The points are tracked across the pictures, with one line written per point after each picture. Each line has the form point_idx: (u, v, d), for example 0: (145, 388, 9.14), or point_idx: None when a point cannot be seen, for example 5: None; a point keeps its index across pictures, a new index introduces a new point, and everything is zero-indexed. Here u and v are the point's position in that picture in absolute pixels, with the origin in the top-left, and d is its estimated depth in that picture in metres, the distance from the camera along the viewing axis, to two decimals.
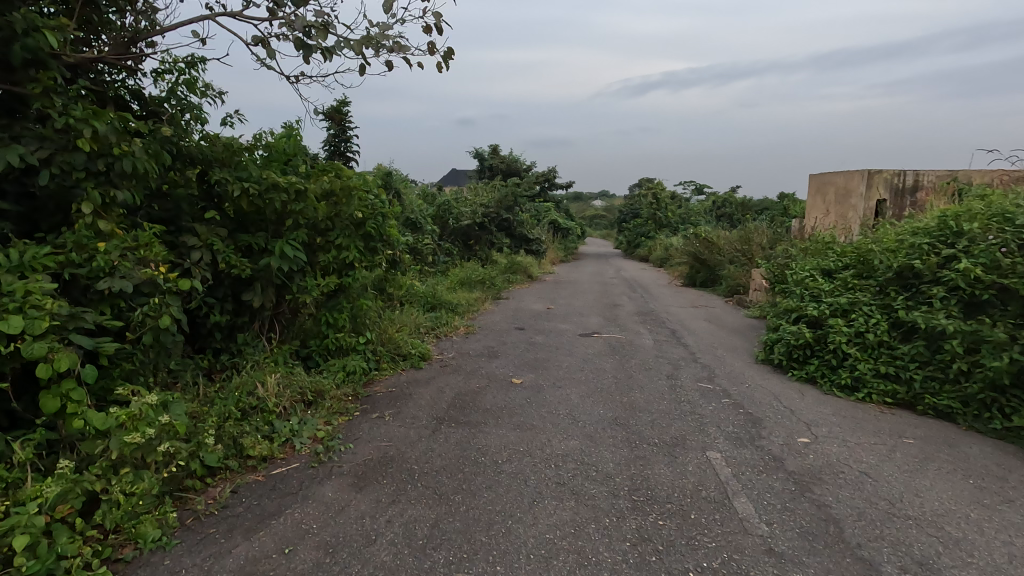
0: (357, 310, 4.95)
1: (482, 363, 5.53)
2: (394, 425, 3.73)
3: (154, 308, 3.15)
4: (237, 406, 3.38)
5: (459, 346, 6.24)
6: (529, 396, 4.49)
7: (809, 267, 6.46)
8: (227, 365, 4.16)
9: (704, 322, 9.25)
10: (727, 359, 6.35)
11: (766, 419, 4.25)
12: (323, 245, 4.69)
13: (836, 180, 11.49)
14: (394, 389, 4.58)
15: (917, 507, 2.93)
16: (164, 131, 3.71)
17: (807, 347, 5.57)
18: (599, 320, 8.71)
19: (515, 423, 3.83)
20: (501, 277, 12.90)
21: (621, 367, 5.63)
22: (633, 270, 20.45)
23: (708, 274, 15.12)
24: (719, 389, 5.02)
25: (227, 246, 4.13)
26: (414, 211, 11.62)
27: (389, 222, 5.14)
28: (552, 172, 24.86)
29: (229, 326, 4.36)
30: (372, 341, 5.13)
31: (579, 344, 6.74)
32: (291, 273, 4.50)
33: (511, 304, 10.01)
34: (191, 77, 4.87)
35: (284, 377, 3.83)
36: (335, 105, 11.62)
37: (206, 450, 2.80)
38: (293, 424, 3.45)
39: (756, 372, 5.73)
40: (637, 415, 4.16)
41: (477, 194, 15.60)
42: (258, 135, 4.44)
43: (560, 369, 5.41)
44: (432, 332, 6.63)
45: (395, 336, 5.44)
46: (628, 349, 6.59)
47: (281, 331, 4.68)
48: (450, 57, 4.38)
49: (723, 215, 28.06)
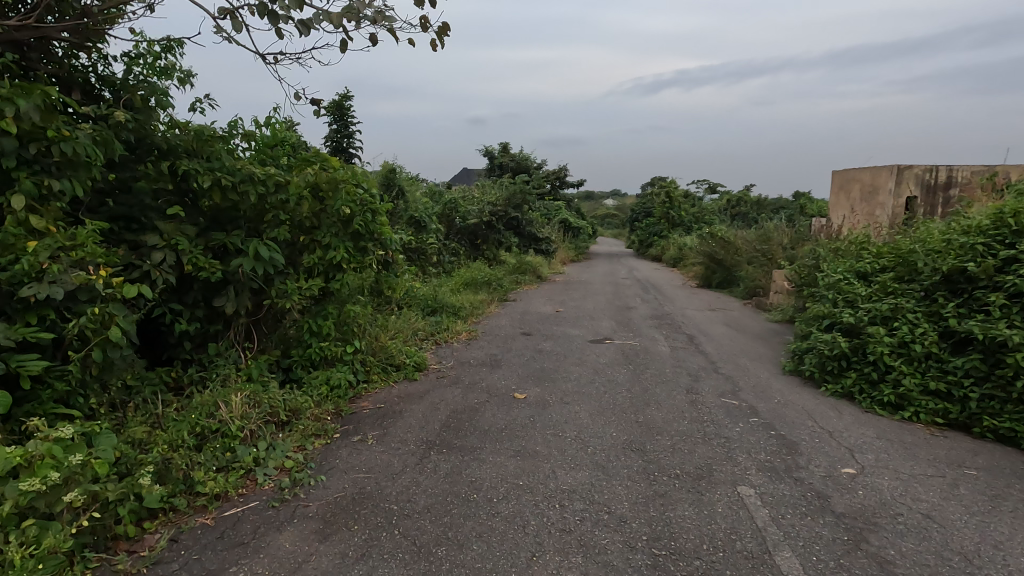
0: (345, 316, 4.50)
1: (482, 374, 5.06)
2: (377, 452, 3.27)
3: (94, 319, 2.73)
4: (192, 431, 2.95)
5: (459, 354, 5.77)
6: (533, 414, 4.01)
7: (842, 270, 5.91)
8: (195, 380, 3.74)
9: (724, 327, 8.69)
10: (752, 369, 5.82)
11: (803, 444, 3.73)
12: (306, 245, 4.24)
13: (862, 176, 10.85)
14: (383, 406, 4.12)
15: (1000, 566, 2.41)
16: (118, 117, 3.31)
17: (842, 358, 5.04)
18: (611, 324, 8.21)
19: (515, 449, 3.35)
20: (508, 278, 12.42)
21: (635, 379, 5.13)
22: (645, 270, 19.90)
23: (724, 275, 14.51)
24: (746, 406, 4.50)
25: (195, 246, 3.71)
26: (418, 210, 11.18)
27: (381, 219, 4.58)
28: (563, 170, 24.32)
29: (199, 335, 3.95)
30: (362, 350, 4.68)
31: (590, 352, 6.25)
32: (269, 276, 4.06)
33: (519, 307, 9.55)
34: (165, 63, 4.49)
35: (255, 395, 3.39)
36: (337, 100, 11.25)
37: (142, 489, 2.37)
38: (258, 451, 3.01)
39: (785, 385, 5.20)
40: (655, 438, 3.66)
41: (485, 192, 15.13)
42: (233, 123, 4.01)
43: (568, 381, 4.92)
44: (431, 339, 6.17)
45: (389, 345, 4.98)
46: (642, 357, 6.09)
47: (260, 340, 4.25)
48: (446, 33, 3.92)
49: (738, 214, 27.34)
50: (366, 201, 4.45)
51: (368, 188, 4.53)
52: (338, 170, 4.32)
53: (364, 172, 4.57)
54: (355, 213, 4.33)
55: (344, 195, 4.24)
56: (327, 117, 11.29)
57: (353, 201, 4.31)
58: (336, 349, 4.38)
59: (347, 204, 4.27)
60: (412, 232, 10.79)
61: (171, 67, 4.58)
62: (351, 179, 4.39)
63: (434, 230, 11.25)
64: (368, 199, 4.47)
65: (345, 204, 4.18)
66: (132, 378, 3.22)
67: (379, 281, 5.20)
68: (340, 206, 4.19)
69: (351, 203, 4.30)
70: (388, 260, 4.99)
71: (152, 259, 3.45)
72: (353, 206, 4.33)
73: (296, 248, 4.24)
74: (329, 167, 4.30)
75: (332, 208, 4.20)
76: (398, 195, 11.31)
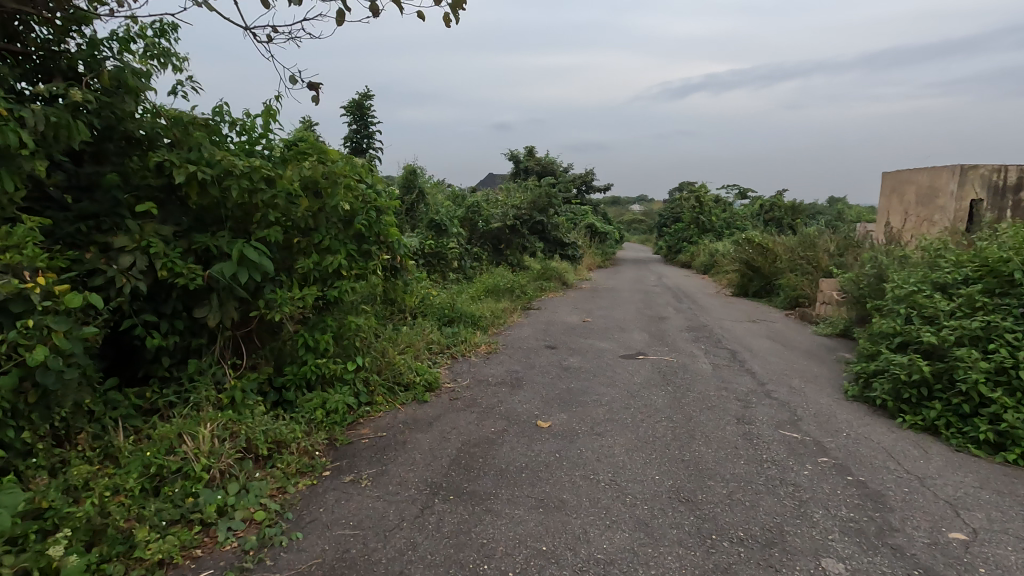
0: (346, 330, 3.98)
1: (502, 395, 4.49)
2: (370, 499, 2.70)
3: (27, 334, 2.26)
4: (146, 472, 2.45)
5: (476, 370, 5.21)
6: (558, 448, 3.42)
7: (914, 281, 5.16)
8: (170, 403, 3.26)
9: (768, 341, 7.94)
10: (809, 393, 5.11)
11: (892, 496, 3.04)
12: (303, 248, 3.74)
13: (918, 177, 9.94)
14: (385, 434, 3.57)
15: None
16: (77, 97, 2.86)
17: (923, 385, 4.30)
18: (644, 337, 7.54)
19: (538, 498, 2.76)
20: (532, 285, 11.84)
21: (676, 404, 4.49)
22: (676, 277, 19.07)
23: (762, 284, 13.66)
24: (811, 441, 3.82)
25: (172, 249, 3.24)
26: (439, 213, 10.69)
27: (387, 219, 4.06)
28: (590, 173, 23.65)
29: (180, 350, 3.48)
30: (365, 367, 4.16)
31: (623, 369, 5.60)
32: (259, 284, 3.57)
33: (543, 316, 8.94)
34: (153, 45, 4.06)
35: (230, 425, 2.89)
36: (357, 99, 10.90)
37: (57, 562, 1.86)
38: (225, 497, 2.50)
39: (852, 415, 4.49)
40: (706, 484, 3.03)
41: (509, 195, 14.58)
42: (219, 107, 3.59)
43: (599, 406, 4.31)
44: (446, 352, 5.62)
45: (398, 361, 4.44)
46: (682, 376, 5.43)
47: (251, 355, 3.76)
48: (461, 6, 3.37)
49: (773, 219, 26.23)
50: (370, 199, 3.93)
51: (373, 184, 4.02)
52: (340, 164, 3.82)
53: (370, 166, 4.07)
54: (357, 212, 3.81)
55: (345, 191, 3.74)
56: (346, 118, 10.91)
57: (355, 199, 3.80)
58: (335, 366, 3.87)
59: (348, 201, 3.77)
60: (432, 237, 10.30)
61: (166, 55, 4.20)
62: (354, 174, 3.89)
63: (455, 234, 10.73)
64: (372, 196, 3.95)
65: (344, 201, 3.67)
66: (90, 403, 2.76)
67: (388, 289, 4.67)
68: (340, 204, 3.68)
69: (352, 200, 3.79)
70: (398, 265, 4.46)
71: (119, 263, 2.99)
72: (355, 204, 3.81)
73: (291, 251, 3.75)
74: (330, 161, 3.80)
75: (330, 206, 3.69)
76: (418, 197, 11.01)
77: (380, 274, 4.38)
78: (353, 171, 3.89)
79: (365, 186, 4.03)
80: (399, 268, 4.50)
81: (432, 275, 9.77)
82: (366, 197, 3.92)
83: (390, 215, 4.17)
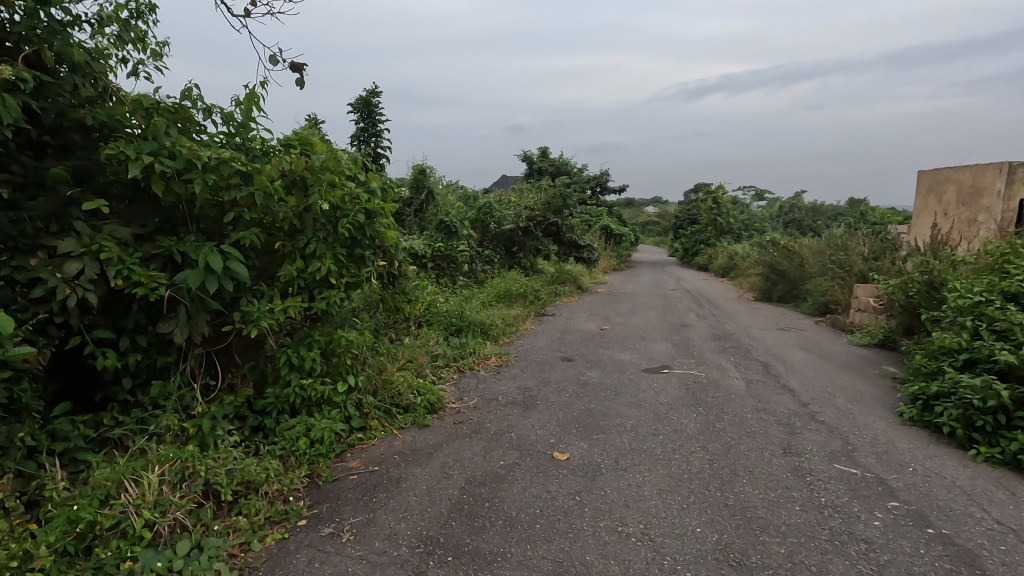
0: (335, 347, 3.50)
1: (512, 418, 4.00)
2: (351, 561, 2.22)
3: None
4: (72, 533, 2.00)
5: (484, 387, 4.73)
6: (577, 489, 2.91)
7: (980, 290, 4.56)
8: (128, 432, 2.80)
9: (802, 352, 7.34)
10: (859, 416, 4.54)
11: (989, 558, 2.49)
12: (286, 253, 3.28)
13: (960, 176, 9.24)
14: (377, 468, 3.10)
15: None
16: (9, 74, 2.42)
17: (1000, 412, 3.73)
18: (668, 348, 6.98)
19: (555, 561, 2.26)
20: (546, 289, 11.33)
21: (712, 430, 3.95)
22: (695, 281, 18.42)
23: (788, 288, 13.00)
24: (874, 480, 3.27)
25: (130, 255, 2.79)
26: (449, 214, 10.22)
27: (383, 219, 3.59)
28: (605, 174, 23.08)
29: (143, 370, 3.04)
30: (359, 388, 3.68)
31: (647, 386, 5.07)
32: (235, 294, 3.11)
33: (558, 323, 8.42)
34: (125, 26, 3.65)
35: (187, 463, 2.43)
36: (365, 96, 10.52)
37: None
38: (169, 562, 2.03)
39: (914, 444, 3.91)
40: (760, 540, 2.51)
41: (522, 195, 14.08)
42: (187, 89, 3.15)
43: (624, 432, 3.80)
44: (451, 366, 5.13)
45: (396, 379, 3.96)
46: (714, 395, 4.88)
47: (227, 375, 3.31)
48: None
49: (793, 221, 25.43)
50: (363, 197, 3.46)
51: (368, 181, 3.55)
52: (327, 157, 3.35)
53: (363, 160, 3.60)
54: (347, 212, 3.34)
55: (332, 187, 3.26)
56: (353, 116, 10.52)
57: (345, 196, 3.32)
58: (322, 388, 3.39)
59: (337, 199, 3.30)
60: (441, 239, 9.84)
61: (140, 38, 3.77)
62: (344, 168, 3.41)
63: (466, 236, 10.25)
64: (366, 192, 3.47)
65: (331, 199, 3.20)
66: (20, 439, 2.32)
67: (386, 299, 4.19)
68: (324, 202, 3.19)
69: (341, 198, 3.31)
70: (396, 272, 3.98)
71: (64, 272, 2.55)
72: (344, 203, 3.34)
73: (272, 255, 3.28)
74: (317, 153, 3.34)
75: (315, 205, 3.22)
76: (427, 198, 10.83)
77: (376, 283, 3.90)
78: (343, 165, 3.42)
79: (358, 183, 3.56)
80: (397, 275, 4.02)
81: (440, 280, 9.30)
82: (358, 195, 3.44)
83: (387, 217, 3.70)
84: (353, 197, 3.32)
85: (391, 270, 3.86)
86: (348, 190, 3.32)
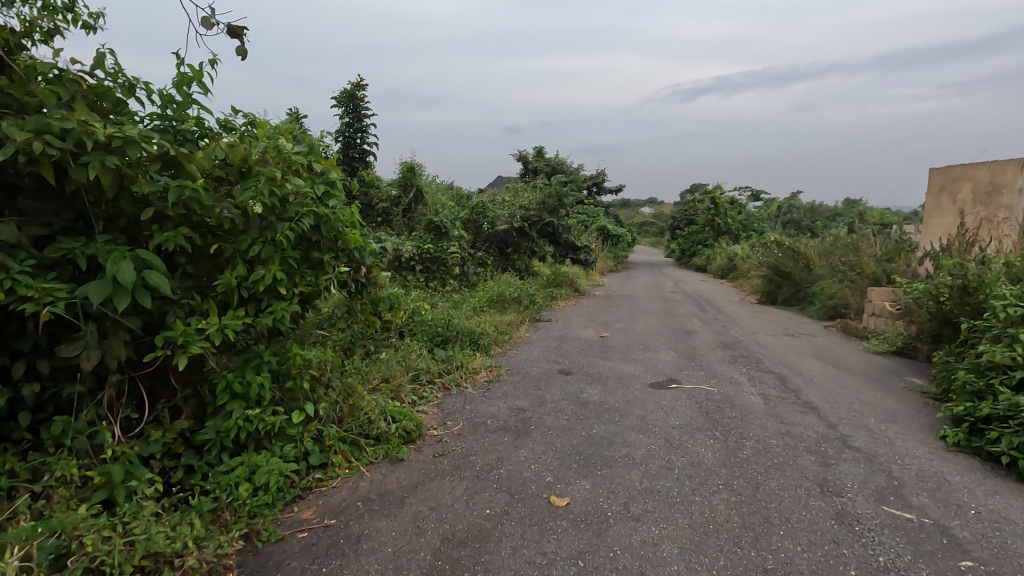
0: (287, 370, 2.92)
1: (502, 449, 3.44)
2: None
3: None
4: None
5: (471, 409, 4.18)
6: (581, 549, 2.36)
7: None
8: (17, 484, 2.22)
9: (817, 361, 6.81)
10: (896, 441, 4.01)
11: None
12: (226, 258, 2.71)
13: (975, 173, 8.73)
14: (334, 523, 2.52)
15: None
16: None
17: None
18: (673, 358, 6.44)
19: None
20: (541, 293, 10.80)
21: (735, 462, 3.40)
22: (695, 282, 17.91)
23: (792, 291, 12.50)
24: (936, 529, 2.73)
25: (17, 259, 2.20)
26: (439, 214, 9.68)
27: (348, 218, 3.01)
28: (601, 174, 22.56)
29: (45, 402, 2.45)
30: (320, 416, 3.11)
31: (655, 405, 4.52)
32: (161, 309, 2.53)
33: (555, 331, 7.87)
34: None
35: (70, 535, 1.93)
36: (351, 89, 9.97)
37: None
38: None
39: (969, 477, 3.38)
40: None
41: (516, 195, 13.53)
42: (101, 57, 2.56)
43: (633, 466, 3.25)
44: (434, 384, 4.59)
45: (365, 403, 3.39)
46: (731, 415, 4.34)
47: (155, 406, 2.73)
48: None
49: (792, 221, 24.99)
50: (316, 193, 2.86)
51: (329, 173, 2.98)
52: (273, 143, 2.77)
53: (321, 147, 3.01)
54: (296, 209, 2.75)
55: (279, 179, 2.68)
56: (338, 110, 9.95)
57: (293, 190, 2.73)
58: (273, 419, 2.82)
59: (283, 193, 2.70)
60: (430, 241, 9.27)
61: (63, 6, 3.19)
62: (290, 155, 2.82)
63: (457, 238, 9.69)
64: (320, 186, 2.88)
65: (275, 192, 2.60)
66: None
67: (355, 310, 3.62)
68: (258, 199, 2.58)
69: (289, 194, 2.72)
70: (364, 279, 3.40)
71: None
72: (293, 198, 2.75)
73: (210, 261, 2.72)
74: (261, 139, 2.75)
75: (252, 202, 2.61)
76: (416, 197, 10.43)
77: (339, 292, 3.31)
78: (292, 153, 2.83)
79: (318, 173, 2.98)
80: (366, 283, 3.44)
81: (429, 284, 8.75)
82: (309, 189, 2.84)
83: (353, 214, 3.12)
84: (303, 191, 2.74)
85: (358, 276, 3.27)
86: (298, 183, 2.73)
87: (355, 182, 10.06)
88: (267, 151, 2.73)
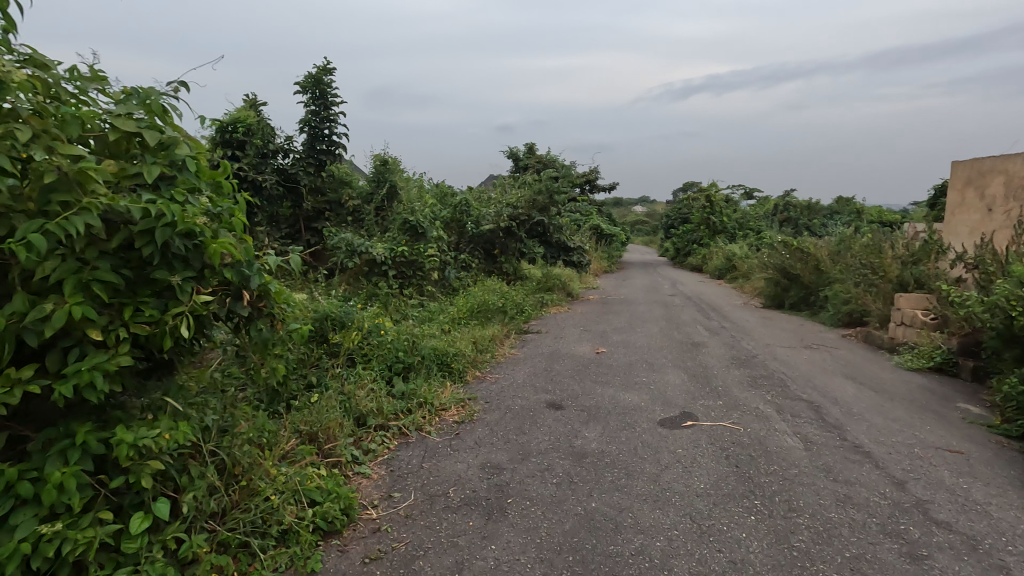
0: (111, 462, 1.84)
1: (465, 543, 2.43)
2: None
3: None
4: None
5: (430, 469, 3.17)
6: None
7: None
8: None
9: (850, 382, 5.85)
10: (993, 509, 3.03)
11: None
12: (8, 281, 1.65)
13: (1011, 165, 7.77)
14: None
15: None
16: None
17: None
18: (684, 380, 5.46)
19: None
20: (530, 298, 9.81)
21: (795, 561, 2.41)
22: (693, 284, 17.00)
23: (801, 294, 11.59)
24: None
25: None
26: (415, 213, 8.63)
27: (209, 217, 1.91)
28: (594, 171, 21.62)
29: None
30: (186, 516, 2.06)
31: (671, 455, 3.52)
32: None
33: (545, 345, 6.87)
34: None
35: None
36: (318, 73, 8.88)
37: None
38: None
39: None
40: None
41: (504, 191, 12.51)
42: None
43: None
44: (385, 432, 3.59)
45: (263, 487, 2.36)
46: (770, 471, 3.35)
47: None
48: None
49: (789, 220, 24.15)
50: (123, 173, 1.77)
51: (179, 151, 1.88)
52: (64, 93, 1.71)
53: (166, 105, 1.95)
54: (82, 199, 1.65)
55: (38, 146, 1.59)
56: (303, 97, 8.86)
57: (61, 168, 1.61)
58: (92, 535, 1.78)
59: (54, 172, 1.60)
60: (406, 241, 8.24)
61: None
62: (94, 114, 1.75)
63: (436, 239, 8.66)
64: (145, 164, 1.79)
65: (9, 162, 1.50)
66: None
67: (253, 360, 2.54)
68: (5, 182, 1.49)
69: (46, 171, 1.59)
70: (252, 310, 2.21)
71: None
72: (72, 179, 1.64)
73: None
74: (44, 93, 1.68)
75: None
76: (390, 194, 9.40)
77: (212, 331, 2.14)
78: (98, 113, 1.77)
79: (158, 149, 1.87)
80: (253, 315, 2.19)
81: (402, 291, 7.71)
82: (121, 170, 1.76)
83: (226, 215, 2.02)
84: (83, 167, 1.63)
85: (237, 305, 2.05)
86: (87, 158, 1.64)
87: (324, 178, 8.99)
88: (37, 108, 1.65)
